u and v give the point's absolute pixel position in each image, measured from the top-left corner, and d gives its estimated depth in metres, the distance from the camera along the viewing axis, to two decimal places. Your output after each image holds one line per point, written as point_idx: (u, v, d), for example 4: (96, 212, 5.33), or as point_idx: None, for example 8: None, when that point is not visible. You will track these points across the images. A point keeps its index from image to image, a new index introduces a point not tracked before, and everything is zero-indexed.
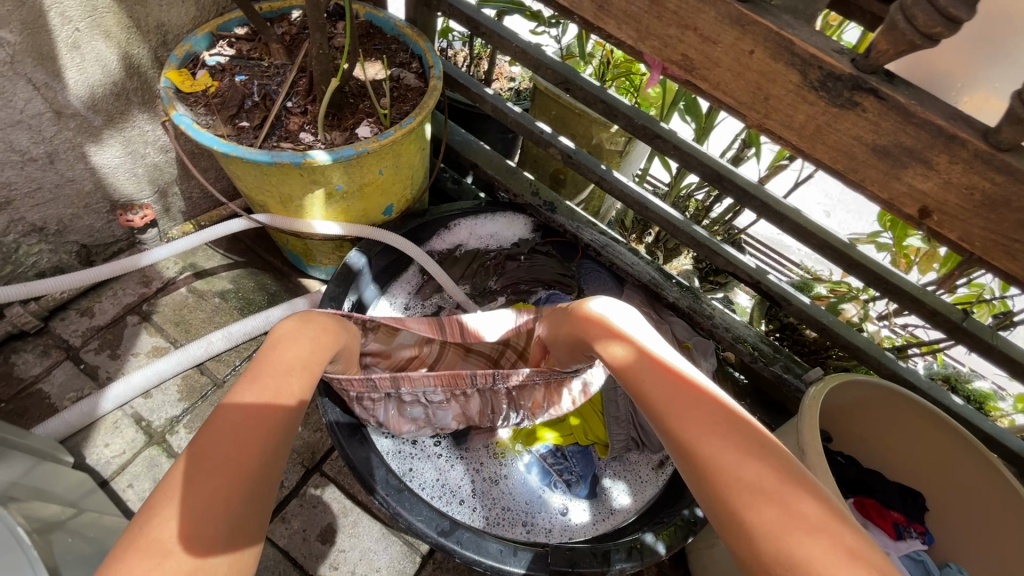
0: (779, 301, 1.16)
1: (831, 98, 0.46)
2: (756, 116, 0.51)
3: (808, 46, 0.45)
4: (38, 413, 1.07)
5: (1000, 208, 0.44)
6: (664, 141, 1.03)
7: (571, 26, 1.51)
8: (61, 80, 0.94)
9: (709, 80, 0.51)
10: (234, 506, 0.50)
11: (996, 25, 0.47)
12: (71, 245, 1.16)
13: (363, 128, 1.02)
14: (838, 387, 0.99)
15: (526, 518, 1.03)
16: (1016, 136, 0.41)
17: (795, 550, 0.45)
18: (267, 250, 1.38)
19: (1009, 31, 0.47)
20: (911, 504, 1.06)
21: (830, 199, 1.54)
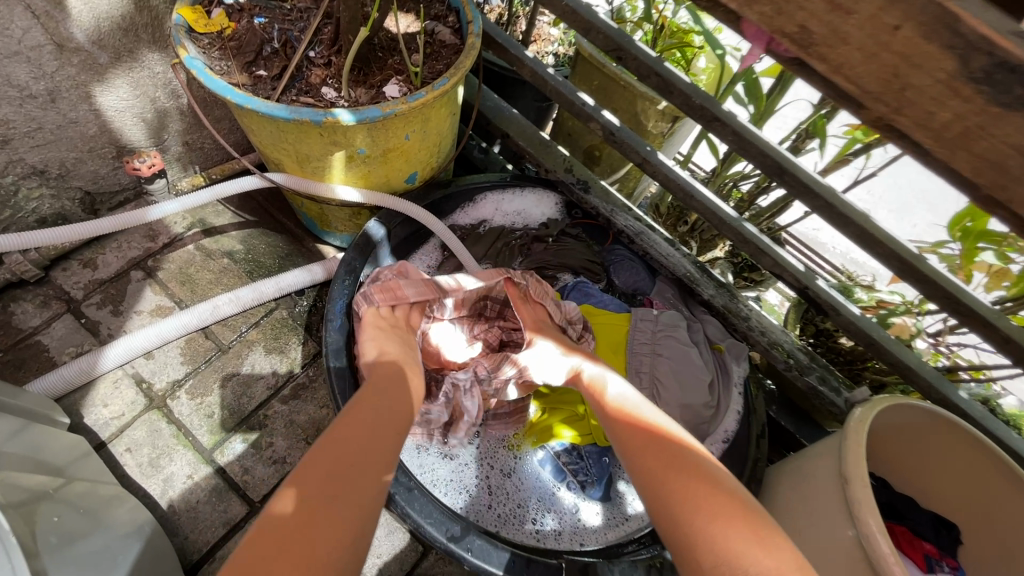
0: (827, 311, 1.04)
1: (994, 94, 0.35)
2: (882, 110, 0.40)
3: (980, 25, 0.34)
4: (36, 366, 1.03)
5: None
6: (723, 125, 0.91)
7: None
8: (62, 9, 0.85)
9: (829, 61, 0.40)
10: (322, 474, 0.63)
11: None
12: (74, 191, 1.09)
13: (390, 86, 0.92)
14: (885, 411, 0.91)
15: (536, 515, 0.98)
16: None
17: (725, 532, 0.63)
18: (280, 211, 1.30)
19: None
20: (946, 535, 1.00)
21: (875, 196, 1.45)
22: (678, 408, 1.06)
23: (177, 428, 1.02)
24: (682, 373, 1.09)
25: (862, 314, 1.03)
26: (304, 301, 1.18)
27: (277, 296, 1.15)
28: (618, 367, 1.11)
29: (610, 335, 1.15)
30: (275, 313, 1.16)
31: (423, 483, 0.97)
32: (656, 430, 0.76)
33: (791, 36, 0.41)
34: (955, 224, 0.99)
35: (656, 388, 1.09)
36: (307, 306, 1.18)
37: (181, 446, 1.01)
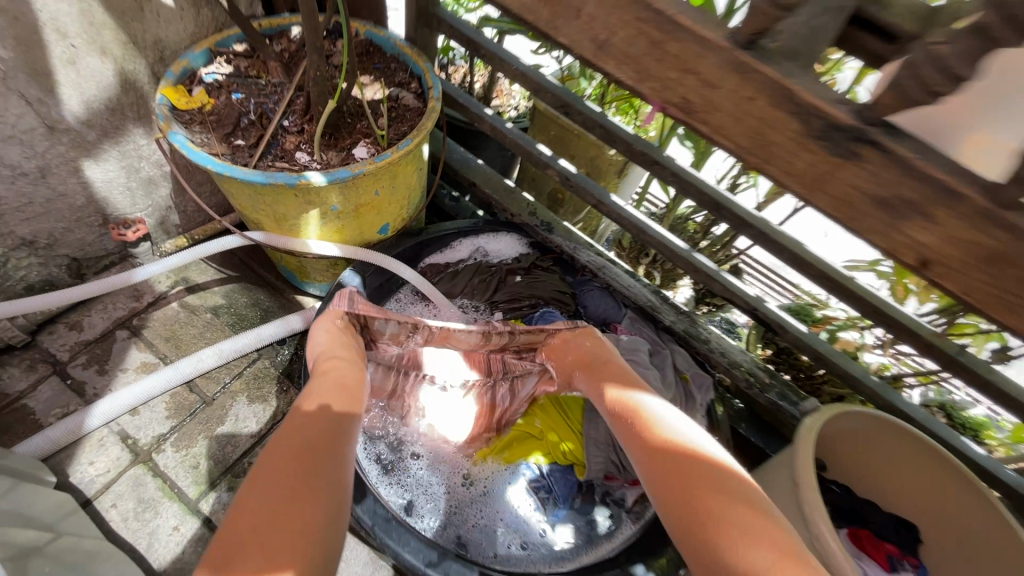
0: (775, 329, 1.16)
1: (832, 148, 0.43)
2: (754, 161, 0.48)
3: (812, 96, 0.42)
4: (23, 430, 1.05)
5: (1003, 265, 0.42)
6: (662, 167, 1.04)
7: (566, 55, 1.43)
8: (55, 97, 0.93)
9: (708, 123, 0.48)
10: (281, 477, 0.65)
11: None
12: (62, 259, 1.14)
13: (360, 149, 1.01)
14: (835, 418, 1.00)
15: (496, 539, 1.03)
16: (1021, 195, 0.38)
17: (738, 515, 0.63)
18: (262, 266, 1.36)
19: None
20: (906, 535, 1.07)
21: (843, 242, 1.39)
22: None
23: (163, 482, 1.04)
24: None
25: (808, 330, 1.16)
26: (285, 350, 1.23)
27: (258, 347, 1.20)
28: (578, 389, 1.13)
29: None
30: (259, 363, 1.21)
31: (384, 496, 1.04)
32: (647, 432, 0.76)
33: (677, 105, 0.49)
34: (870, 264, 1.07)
35: None
36: (288, 354, 1.23)
37: (167, 499, 1.03)
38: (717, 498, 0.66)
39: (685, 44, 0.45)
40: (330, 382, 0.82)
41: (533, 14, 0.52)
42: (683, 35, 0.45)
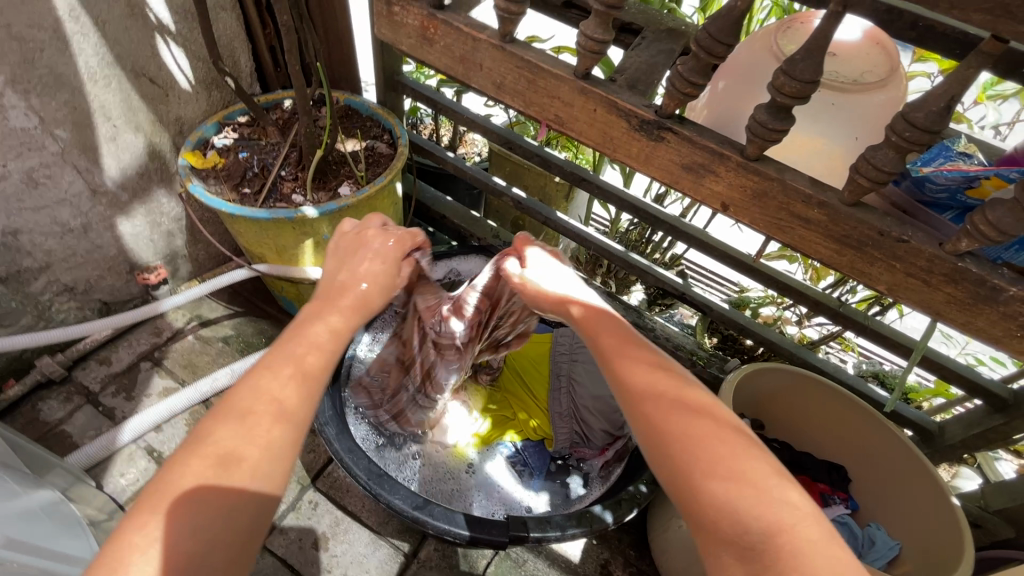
0: (705, 310, 1.35)
1: (648, 136, 0.66)
2: (608, 151, 0.71)
3: (627, 104, 0.66)
4: (62, 450, 1.21)
5: (764, 199, 0.64)
6: (589, 183, 1.29)
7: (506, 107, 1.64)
8: (99, 166, 1.17)
9: (574, 130, 0.71)
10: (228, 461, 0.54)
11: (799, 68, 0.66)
12: (95, 303, 1.34)
13: (344, 187, 1.27)
14: (755, 375, 1.18)
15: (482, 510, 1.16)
16: (755, 151, 0.61)
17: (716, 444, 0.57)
18: (265, 301, 1.56)
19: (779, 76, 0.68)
20: (838, 475, 1.21)
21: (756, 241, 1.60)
22: (590, 400, 1.19)
23: None
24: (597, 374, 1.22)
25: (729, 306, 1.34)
26: None
27: None
28: (542, 375, 1.29)
29: (535, 348, 1.34)
30: None
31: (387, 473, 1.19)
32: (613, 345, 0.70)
33: (553, 120, 0.72)
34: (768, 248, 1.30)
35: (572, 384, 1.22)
36: None
37: None
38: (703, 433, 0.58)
39: (548, 80, 0.69)
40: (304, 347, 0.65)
41: (454, 71, 0.76)
42: (546, 75, 0.69)
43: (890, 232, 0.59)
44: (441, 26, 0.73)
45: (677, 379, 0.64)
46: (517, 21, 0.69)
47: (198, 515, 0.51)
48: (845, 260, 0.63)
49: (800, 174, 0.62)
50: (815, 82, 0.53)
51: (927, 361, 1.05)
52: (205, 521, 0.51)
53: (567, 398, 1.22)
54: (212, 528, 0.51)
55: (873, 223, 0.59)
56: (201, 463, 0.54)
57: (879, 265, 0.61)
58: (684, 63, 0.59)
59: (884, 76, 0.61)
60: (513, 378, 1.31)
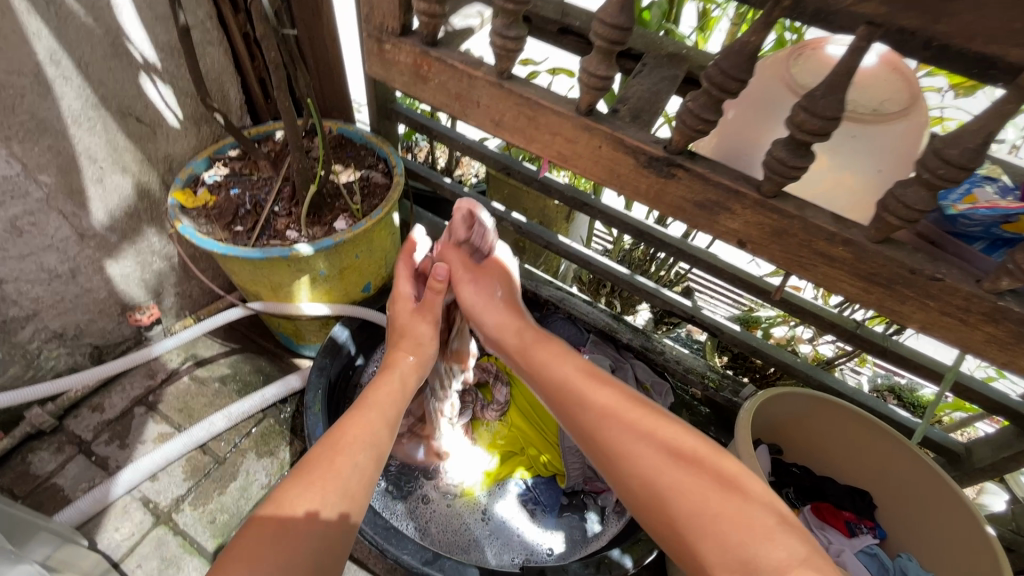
0: (714, 331, 1.32)
1: (657, 172, 0.63)
2: (615, 188, 0.67)
3: (633, 140, 0.62)
4: (53, 505, 1.16)
5: (784, 236, 0.60)
6: (591, 208, 1.26)
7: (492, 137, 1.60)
8: (86, 210, 1.13)
9: (578, 167, 0.68)
10: (300, 496, 0.68)
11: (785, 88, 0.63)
12: (85, 347, 1.30)
13: (340, 221, 1.23)
14: (772, 401, 1.14)
15: (497, 555, 1.11)
16: (773, 188, 0.57)
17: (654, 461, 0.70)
18: (262, 336, 1.52)
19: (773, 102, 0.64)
20: (861, 501, 1.17)
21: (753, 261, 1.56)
22: None
23: (183, 538, 1.14)
24: None
25: (740, 329, 1.31)
26: (288, 408, 1.37)
27: (263, 407, 1.33)
28: (550, 407, 1.26)
29: None
30: (264, 422, 1.34)
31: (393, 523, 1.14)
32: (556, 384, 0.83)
33: (556, 156, 0.69)
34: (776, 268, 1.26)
35: None
36: (291, 412, 1.36)
37: (187, 554, 1.13)
38: (652, 456, 0.71)
39: (549, 117, 0.66)
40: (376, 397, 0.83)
41: (449, 108, 0.73)
42: (546, 111, 0.66)
43: (923, 269, 0.55)
44: (435, 63, 0.70)
45: (625, 404, 0.77)
46: (514, 57, 0.65)
47: (272, 544, 0.64)
48: (873, 298, 0.60)
49: (821, 210, 0.58)
50: (838, 118, 0.49)
51: (950, 383, 1.02)
52: (278, 551, 0.63)
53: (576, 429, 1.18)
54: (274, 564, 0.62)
55: (903, 261, 0.55)
56: (280, 508, 0.67)
57: (911, 304, 0.57)
58: (695, 98, 0.56)
59: (907, 105, 0.57)
60: (520, 410, 1.27)
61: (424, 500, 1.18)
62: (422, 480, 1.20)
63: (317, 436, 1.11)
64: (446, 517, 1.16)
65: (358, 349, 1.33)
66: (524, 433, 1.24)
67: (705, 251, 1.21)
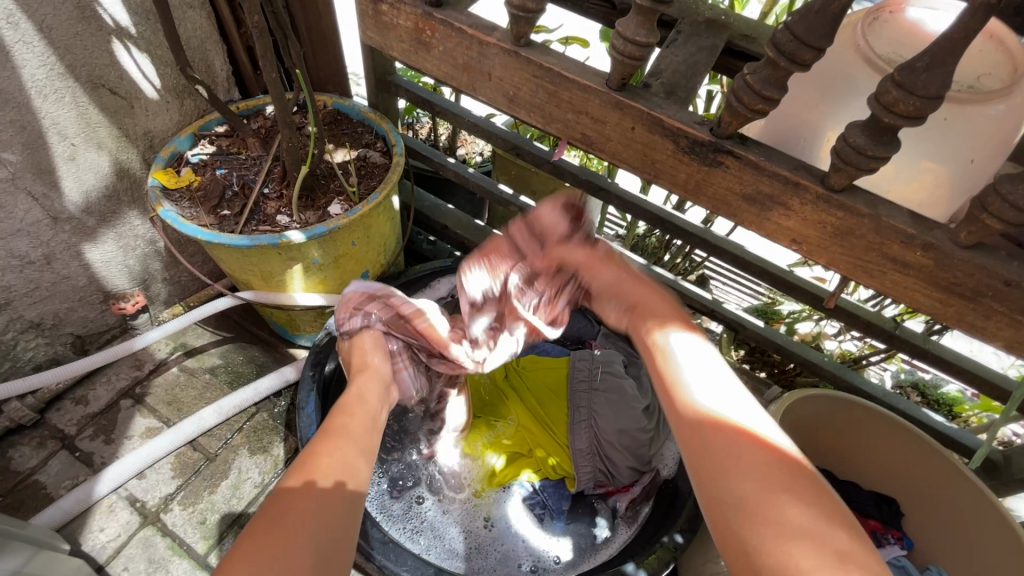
0: (735, 327, 1.24)
1: (701, 160, 0.54)
2: (649, 176, 0.58)
3: (674, 121, 0.53)
4: (34, 504, 1.10)
5: (848, 237, 0.51)
6: (607, 193, 1.16)
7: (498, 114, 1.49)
8: (58, 190, 1.04)
9: (607, 151, 0.59)
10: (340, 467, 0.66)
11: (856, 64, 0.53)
12: (66, 337, 1.23)
13: (334, 205, 1.13)
14: (798, 404, 1.06)
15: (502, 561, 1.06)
16: (843, 181, 0.48)
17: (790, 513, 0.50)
18: (254, 324, 1.44)
19: (840, 81, 0.54)
20: (888, 509, 1.10)
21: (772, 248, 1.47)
22: (615, 434, 1.09)
23: (172, 540, 1.09)
24: (619, 405, 1.11)
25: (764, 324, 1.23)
26: (282, 402, 1.30)
27: (255, 401, 1.26)
28: (560, 405, 1.18)
29: (548, 375, 1.23)
30: (257, 417, 1.27)
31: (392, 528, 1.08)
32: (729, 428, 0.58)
33: (580, 139, 0.60)
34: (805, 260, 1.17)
35: (592, 415, 1.12)
36: (285, 406, 1.30)
37: (176, 556, 1.07)
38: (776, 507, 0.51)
39: (574, 93, 0.56)
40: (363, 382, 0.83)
41: (456, 80, 0.63)
42: (571, 86, 0.56)
43: (1019, 281, 0.46)
44: (440, 27, 0.60)
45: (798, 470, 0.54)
46: (533, 20, 0.55)
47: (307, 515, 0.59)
48: (951, 311, 0.51)
49: (897, 208, 0.49)
50: (940, 97, 0.40)
51: (995, 388, 0.94)
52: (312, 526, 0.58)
53: (589, 432, 1.11)
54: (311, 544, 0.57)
55: (997, 270, 0.46)
56: (327, 467, 0.66)
57: (997, 319, 0.49)
58: (754, 71, 0.46)
59: (1007, 83, 0.49)
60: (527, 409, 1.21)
61: (425, 504, 1.12)
62: (424, 482, 1.14)
63: (310, 438, 1.03)
64: (448, 520, 1.11)
65: None
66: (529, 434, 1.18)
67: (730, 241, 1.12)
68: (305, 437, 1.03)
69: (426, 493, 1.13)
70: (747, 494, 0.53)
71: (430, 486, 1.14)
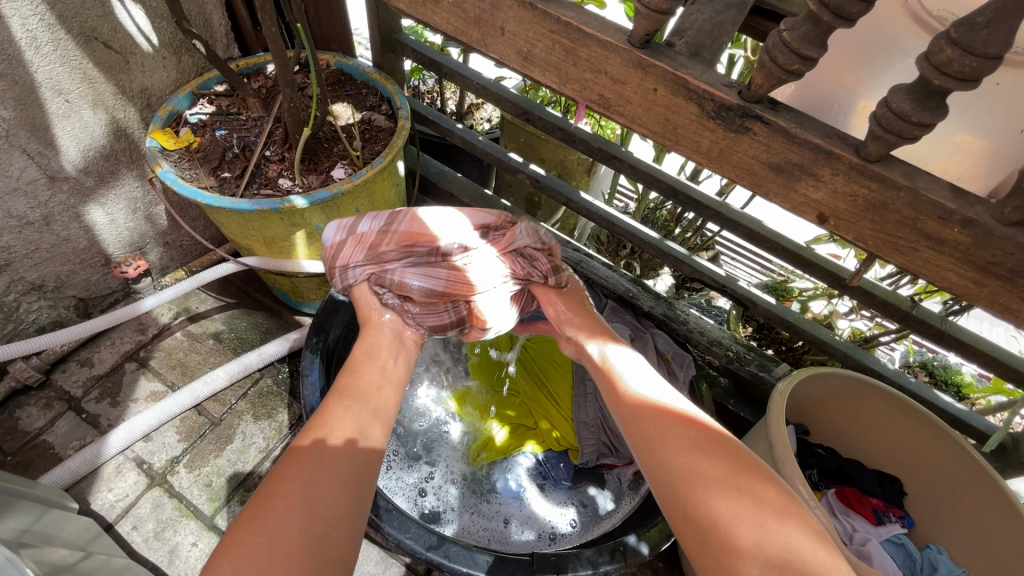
0: (746, 304, 1.22)
1: (726, 125, 0.50)
2: (670, 143, 0.55)
3: (700, 82, 0.49)
4: (43, 464, 1.12)
5: (880, 211, 0.48)
6: (620, 161, 1.12)
7: (508, 78, 1.43)
8: (54, 148, 1.01)
9: (625, 115, 0.55)
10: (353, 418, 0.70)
11: (903, 23, 0.49)
12: (69, 300, 1.22)
13: (337, 170, 1.10)
14: (808, 381, 1.05)
15: (504, 529, 1.06)
16: (881, 150, 0.45)
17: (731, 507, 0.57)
18: (258, 291, 1.43)
19: (880, 43, 0.50)
20: (890, 488, 1.10)
21: (786, 222, 1.43)
22: None
23: (179, 501, 1.10)
24: None
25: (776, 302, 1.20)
26: (286, 368, 1.30)
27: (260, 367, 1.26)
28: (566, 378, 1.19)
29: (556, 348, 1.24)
30: (261, 383, 1.27)
31: (393, 497, 1.08)
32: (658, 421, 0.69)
33: (597, 102, 0.56)
34: (822, 236, 1.14)
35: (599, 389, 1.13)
36: (289, 372, 1.30)
37: (184, 517, 1.09)
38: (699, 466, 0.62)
39: (593, 49, 0.52)
40: (366, 352, 0.81)
41: (467, 36, 0.59)
42: (589, 42, 0.52)
43: None
44: None
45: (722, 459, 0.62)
46: None
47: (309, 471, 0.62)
48: (984, 292, 0.48)
49: (935, 180, 0.46)
50: (1001, 57, 0.36)
51: (1012, 371, 0.92)
52: (317, 479, 0.62)
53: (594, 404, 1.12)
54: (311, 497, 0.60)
55: None
56: (323, 420, 0.69)
57: None
58: (793, 27, 0.43)
59: None
60: (534, 382, 1.22)
61: (427, 473, 1.12)
62: (428, 450, 1.15)
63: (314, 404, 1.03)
64: (452, 488, 1.11)
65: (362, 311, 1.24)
66: (534, 406, 1.18)
67: (746, 213, 1.08)
68: (310, 402, 1.03)
69: (431, 463, 1.13)
70: (688, 478, 0.61)
71: (435, 456, 1.14)
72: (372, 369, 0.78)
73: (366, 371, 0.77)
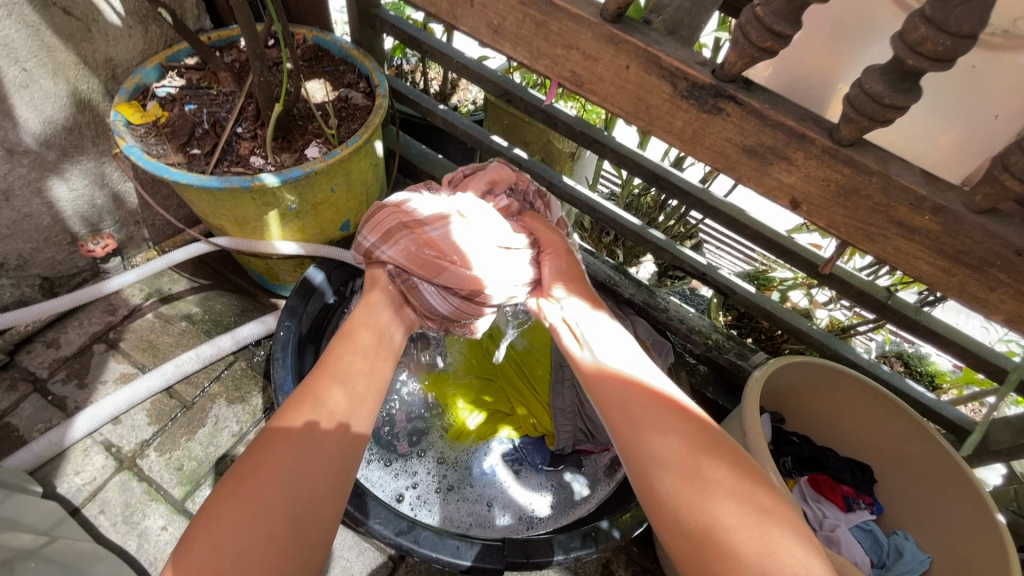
0: (726, 292, 1.21)
1: (699, 105, 0.49)
2: (642, 124, 0.53)
3: (673, 60, 0.48)
4: (6, 446, 1.09)
5: (852, 197, 0.47)
6: (602, 146, 1.10)
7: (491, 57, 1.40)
8: (12, 120, 0.97)
9: (597, 93, 0.53)
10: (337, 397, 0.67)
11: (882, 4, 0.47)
12: (33, 278, 1.18)
13: (312, 148, 1.07)
14: (785, 369, 1.05)
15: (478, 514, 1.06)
16: (853, 134, 0.43)
17: (725, 513, 0.52)
18: (233, 273, 1.40)
19: (858, 25, 0.48)
20: (861, 475, 1.11)
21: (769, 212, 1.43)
22: None
23: (148, 485, 1.08)
24: None
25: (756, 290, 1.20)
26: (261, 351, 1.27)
27: (234, 350, 1.23)
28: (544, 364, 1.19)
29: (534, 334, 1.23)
30: (235, 365, 1.24)
31: (367, 483, 1.07)
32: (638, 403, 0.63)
33: (569, 80, 0.54)
34: (802, 226, 1.14)
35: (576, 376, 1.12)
36: (264, 356, 1.27)
37: (153, 501, 1.07)
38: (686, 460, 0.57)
39: (564, 23, 0.50)
40: (357, 327, 0.77)
41: (437, 7, 0.57)
42: (560, 15, 0.50)
43: None
44: None
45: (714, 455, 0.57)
46: None
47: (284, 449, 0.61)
48: (953, 281, 0.48)
49: (907, 166, 0.45)
50: (975, 36, 0.35)
51: (982, 361, 0.93)
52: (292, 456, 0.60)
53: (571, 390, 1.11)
54: (289, 478, 0.59)
55: (1010, 239, 0.43)
56: (308, 395, 0.66)
57: (1002, 291, 0.46)
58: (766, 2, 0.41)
59: None
60: (512, 368, 1.21)
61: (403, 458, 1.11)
62: (404, 436, 1.14)
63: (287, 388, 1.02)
64: (428, 474, 1.10)
65: (339, 294, 1.22)
66: (512, 392, 1.18)
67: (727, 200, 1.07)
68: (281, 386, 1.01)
69: (407, 449, 1.13)
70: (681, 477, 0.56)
71: (411, 442, 1.13)
72: (363, 346, 0.74)
73: (355, 344, 0.73)
